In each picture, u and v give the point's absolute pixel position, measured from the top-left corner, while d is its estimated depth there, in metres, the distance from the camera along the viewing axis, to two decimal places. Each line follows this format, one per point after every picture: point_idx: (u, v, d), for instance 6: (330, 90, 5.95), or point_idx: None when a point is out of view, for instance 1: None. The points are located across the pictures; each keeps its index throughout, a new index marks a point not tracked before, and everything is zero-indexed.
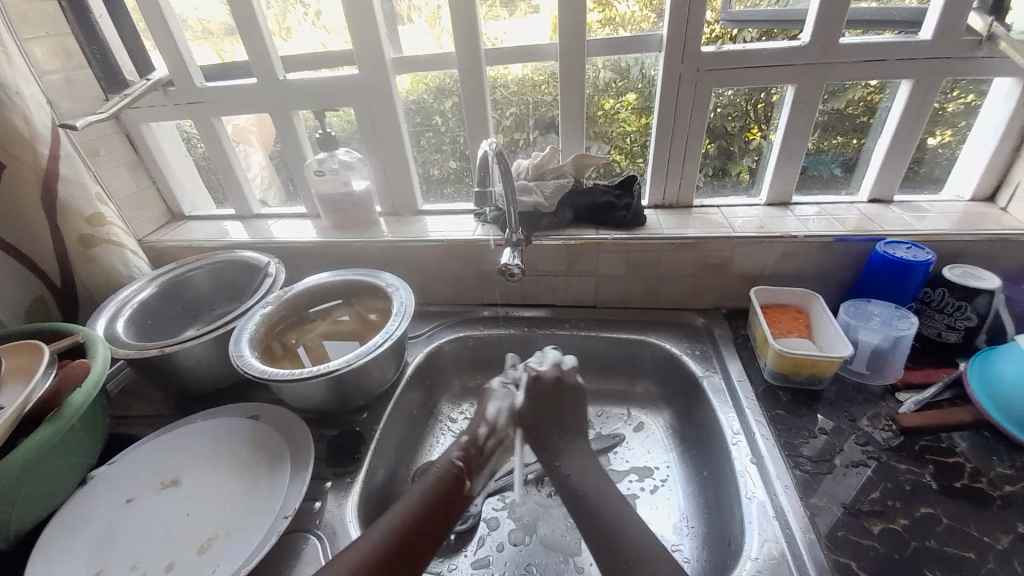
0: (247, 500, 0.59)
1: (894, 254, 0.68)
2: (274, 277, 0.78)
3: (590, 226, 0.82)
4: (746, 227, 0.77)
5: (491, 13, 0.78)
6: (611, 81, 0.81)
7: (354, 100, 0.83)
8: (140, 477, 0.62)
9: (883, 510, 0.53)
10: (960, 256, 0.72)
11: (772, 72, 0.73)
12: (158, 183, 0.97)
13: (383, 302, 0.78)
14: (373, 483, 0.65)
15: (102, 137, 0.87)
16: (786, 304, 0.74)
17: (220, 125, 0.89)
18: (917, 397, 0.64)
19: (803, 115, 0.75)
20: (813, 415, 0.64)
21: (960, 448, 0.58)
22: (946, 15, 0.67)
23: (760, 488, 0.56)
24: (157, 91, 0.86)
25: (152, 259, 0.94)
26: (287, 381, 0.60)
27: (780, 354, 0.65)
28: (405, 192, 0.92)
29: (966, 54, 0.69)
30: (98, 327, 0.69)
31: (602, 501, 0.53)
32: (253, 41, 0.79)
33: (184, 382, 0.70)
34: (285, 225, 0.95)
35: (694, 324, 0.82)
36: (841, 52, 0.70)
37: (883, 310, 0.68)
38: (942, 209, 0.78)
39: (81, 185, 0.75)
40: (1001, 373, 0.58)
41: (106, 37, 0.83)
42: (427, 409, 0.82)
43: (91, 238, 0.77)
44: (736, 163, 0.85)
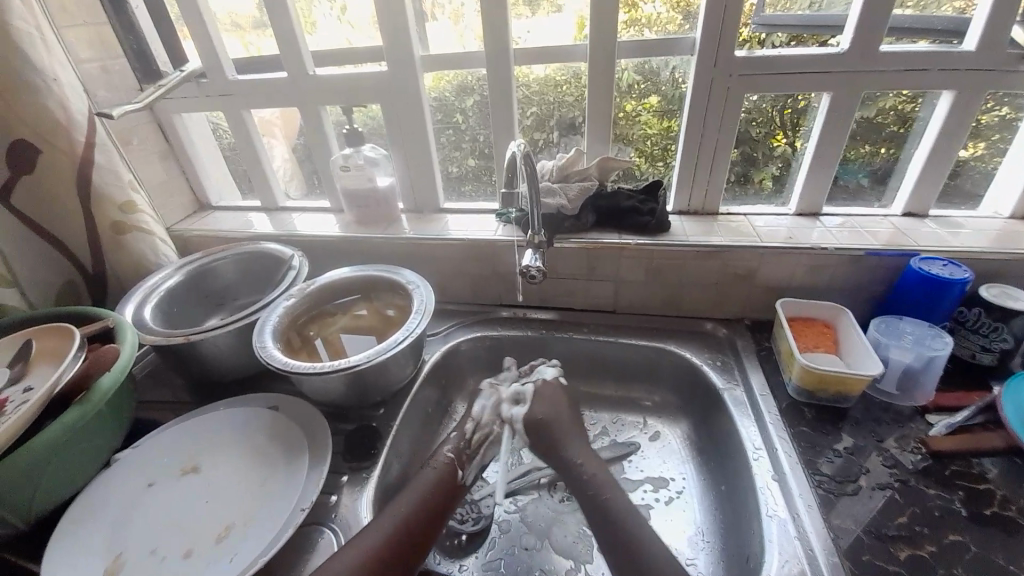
0: (265, 490, 0.60)
1: (929, 271, 0.66)
2: (297, 270, 0.78)
3: (613, 231, 0.81)
4: (773, 238, 0.75)
5: (516, 11, 0.77)
6: (634, 82, 0.80)
7: (379, 96, 0.83)
8: (162, 463, 0.63)
9: (910, 535, 0.51)
10: (997, 275, 0.70)
11: (803, 79, 0.71)
12: (187, 174, 0.99)
13: (402, 299, 0.78)
14: (387, 480, 0.65)
15: (135, 126, 0.88)
16: (812, 318, 0.73)
17: (247, 117, 0.90)
18: (947, 420, 0.62)
19: (834, 124, 0.74)
20: (838, 433, 0.62)
21: (991, 475, 0.56)
22: (991, 24, 0.64)
23: (782, 506, 0.55)
24: (189, 82, 0.87)
25: (178, 248, 0.96)
26: (308, 374, 0.61)
27: (806, 370, 0.64)
28: (426, 190, 0.92)
29: (1010, 67, 0.67)
30: (126, 312, 0.71)
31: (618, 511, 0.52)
32: (283, 35, 0.80)
33: (208, 371, 0.72)
34: (307, 218, 0.96)
35: (715, 334, 0.80)
36: (878, 60, 0.68)
37: (915, 329, 0.66)
38: (978, 226, 0.76)
39: (114, 173, 0.77)
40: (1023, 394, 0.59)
41: (142, 27, 0.85)
42: (442, 407, 0.82)
43: (122, 224, 0.78)
44: (759, 170, 0.84)
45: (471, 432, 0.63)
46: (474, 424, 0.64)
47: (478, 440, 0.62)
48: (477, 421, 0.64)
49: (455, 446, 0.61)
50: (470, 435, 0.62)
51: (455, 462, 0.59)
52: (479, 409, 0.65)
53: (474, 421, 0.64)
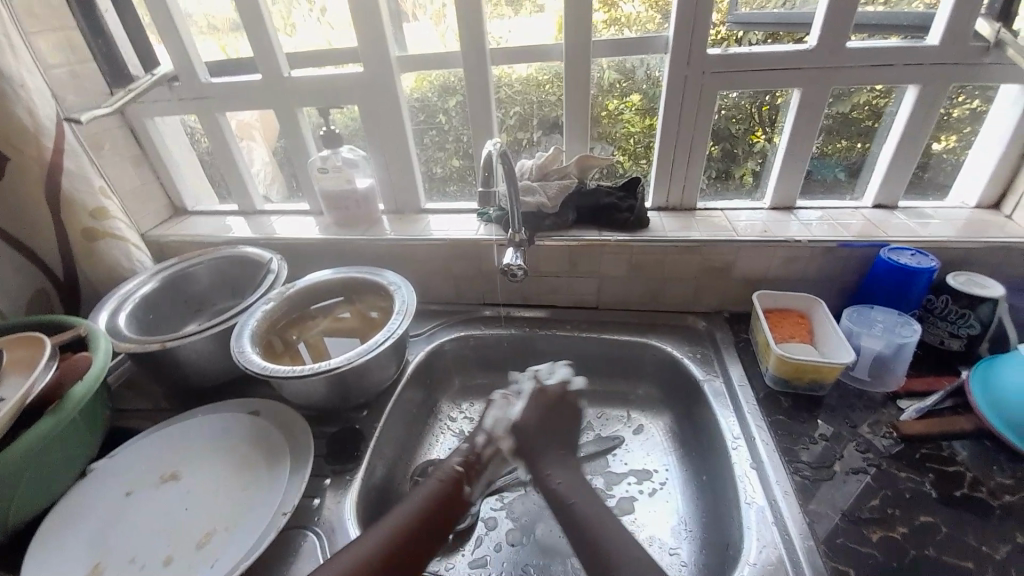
0: (247, 495, 0.59)
1: (898, 261, 0.67)
2: (276, 273, 0.78)
3: (593, 228, 0.82)
4: (749, 231, 0.77)
5: (497, 11, 0.77)
6: (615, 81, 0.80)
7: (357, 98, 0.83)
8: (141, 472, 0.62)
9: (883, 518, 0.53)
10: (963, 263, 0.72)
11: (776, 75, 0.73)
12: (162, 179, 0.97)
13: (384, 300, 0.78)
14: (372, 481, 0.65)
15: (107, 131, 0.87)
16: (788, 309, 0.74)
17: (224, 121, 0.89)
18: (918, 404, 0.64)
19: (809, 119, 0.75)
20: (814, 421, 0.64)
21: (961, 457, 0.58)
22: (953, 21, 0.66)
23: (759, 493, 0.56)
24: (162, 85, 0.86)
25: (155, 253, 0.94)
26: (287, 378, 0.60)
27: (782, 359, 0.65)
28: (407, 191, 0.92)
29: (972, 61, 0.69)
30: (100, 321, 0.69)
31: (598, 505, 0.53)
32: (259, 37, 0.79)
33: (186, 377, 0.70)
34: (287, 221, 0.95)
35: (695, 327, 0.81)
36: (847, 57, 0.70)
37: (886, 317, 0.68)
38: (946, 216, 0.78)
39: (85, 179, 0.75)
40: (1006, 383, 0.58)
41: (111, 29, 0.83)
42: (427, 408, 0.81)
43: (94, 231, 0.77)
44: (740, 166, 0.85)
45: (481, 445, 0.61)
46: (486, 437, 0.62)
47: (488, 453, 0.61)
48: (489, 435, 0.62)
49: (464, 457, 0.60)
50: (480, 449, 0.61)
51: (461, 476, 0.58)
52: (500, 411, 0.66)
53: (487, 434, 0.62)
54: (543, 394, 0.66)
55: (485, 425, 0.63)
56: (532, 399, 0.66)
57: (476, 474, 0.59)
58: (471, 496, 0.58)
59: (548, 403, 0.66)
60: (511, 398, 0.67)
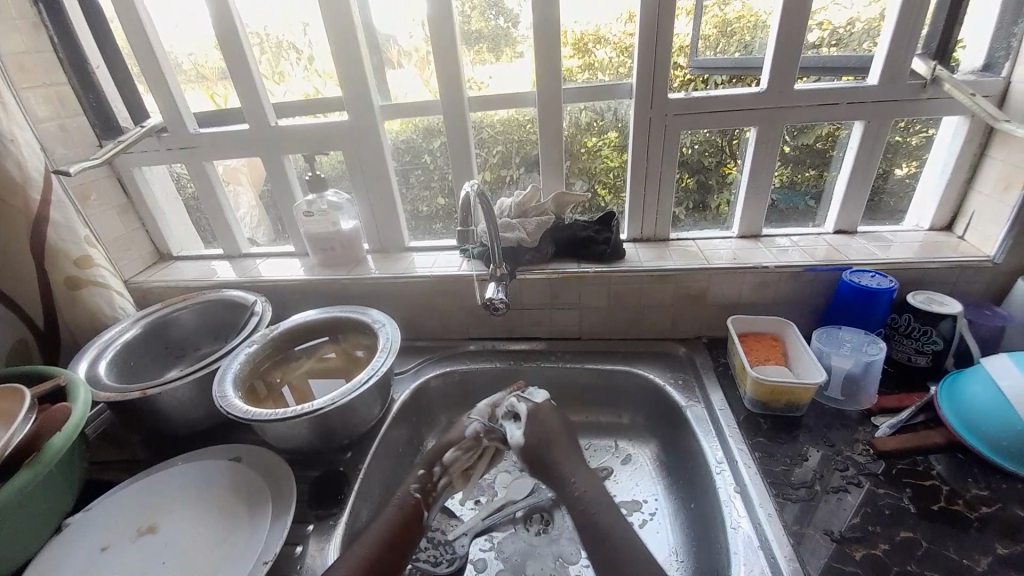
0: (226, 543, 0.58)
1: (859, 283, 0.71)
2: (260, 315, 0.78)
3: (572, 260, 0.84)
4: (721, 259, 0.80)
5: (477, 58, 0.83)
6: (591, 121, 0.85)
7: (343, 144, 0.86)
8: (117, 525, 0.60)
9: (864, 535, 0.53)
10: (923, 283, 0.76)
11: (737, 115, 0.78)
12: (148, 227, 0.99)
13: (370, 339, 0.79)
14: (355, 525, 0.63)
15: (95, 182, 0.88)
16: (762, 332, 0.76)
17: (212, 168, 0.92)
18: (892, 421, 0.66)
19: (769, 152, 0.80)
20: (794, 442, 0.65)
21: (936, 471, 0.59)
22: (891, 64, 0.73)
23: (745, 518, 0.56)
24: (151, 137, 0.89)
25: (137, 300, 0.94)
26: (270, 421, 0.60)
27: (757, 382, 0.67)
28: (393, 231, 0.94)
29: (913, 96, 0.75)
30: (80, 369, 0.69)
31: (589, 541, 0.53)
32: (248, 89, 0.83)
33: (166, 425, 0.69)
34: (273, 263, 0.96)
35: (676, 354, 0.83)
36: (798, 97, 0.76)
37: (854, 337, 0.71)
38: (905, 239, 0.83)
39: (70, 229, 0.76)
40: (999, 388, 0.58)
41: (103, 85, 0.86)
42: (414, 446, 0.81)
43: (76, 280, 0.77)
44: (715, 196, 0.89)
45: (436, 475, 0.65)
46: (441, 467, 0.66)
47: (443, 484, 0.65)
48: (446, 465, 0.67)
49: (421, 483, 0.63)
50: (436, 477, 0.65)
51: (420, 501, 0.61)
52: (449, 457, 0.67)
53: (443, 465, 0.67)
54: (538, 416, 0.69)
55: (442, 458, 0.67)
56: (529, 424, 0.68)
57: (433, 500, 0.63)
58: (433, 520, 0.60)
59: (546, 426, 0.68)
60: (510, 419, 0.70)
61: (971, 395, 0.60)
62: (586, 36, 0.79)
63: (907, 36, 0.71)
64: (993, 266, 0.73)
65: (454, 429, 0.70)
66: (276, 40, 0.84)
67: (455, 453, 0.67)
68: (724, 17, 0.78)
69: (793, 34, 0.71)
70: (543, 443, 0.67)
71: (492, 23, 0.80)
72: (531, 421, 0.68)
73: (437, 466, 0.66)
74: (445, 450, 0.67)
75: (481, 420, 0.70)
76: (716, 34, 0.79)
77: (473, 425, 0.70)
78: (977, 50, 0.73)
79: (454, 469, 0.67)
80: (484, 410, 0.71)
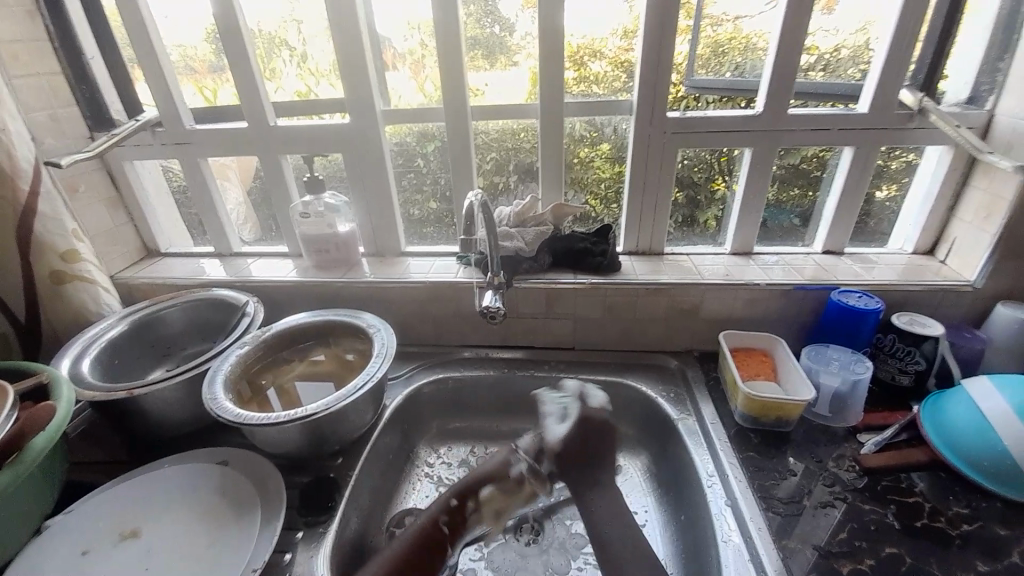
0: (212, 548, 0.56)
1: (847, 302, 0.73)
2: (252, 317, 0.77)
3: (569, 271, 0.85)
4: (713, 275, 0.82)
5: (475, 64, 0.83)
6: (586, 133, 0.86)
7: (340, 146, 0.86)
8: (98, 528, 0.58)
9: (851, 551, 0.55)
10: (906, 305, 0.78)
11: (728, 134, 0.80)
12: (136, 221, 0.96)
13: (363, 343, 0.78)
14: (345, 534, 0.62)
15: (84, 174, 0.87)
16: (752, 348, 0.78)
17: (204, 164, 0.91)
18: (876, 438, 0.68)
19: (757, 171, 0.82)
20: (783, 457, 0.67)
21: (919, 488, 0.61)
22: (877, 93, 0.76)
23: (735, 531, 0.57)
24: (144, 130, 0.87)
25: (123, 296, 0.92)
26: (262, 424, 0.59)
27: (748, 398, 0.69)
28: (387, 235, 0.94)
29: (899, 125, 0.78)
30: (63, 367, 0.67)
31: None
32: (245, 88, 0.82)
33: (152, 426, 0.68)
34: (263, 263, 0.95)
35: (669, 367, 0.84)
36: (789, 120, 0.78)
37: (840, 355, 0.73)
38: (889, 261, 0.85)
39: (59, 222, 0.75)
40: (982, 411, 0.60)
41: (97, 77, 0.85)
42: (403, 453, 0.80)
43: (62, 274, 0.75)
44: (704, 212, 0.91)
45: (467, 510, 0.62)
46: (475, 503, 0.63)
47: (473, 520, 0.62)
48: (478, 501, 0.63)
49: (450, 517, 0.61)
50: (466, 510, 0.62)
51: (446, 539, 0.59)
52: (486, 494, 0.63)
53: (477, 501, 0.63)
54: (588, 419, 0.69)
55: (479, 493, 0.63)
56: (577, 422, 0.68)
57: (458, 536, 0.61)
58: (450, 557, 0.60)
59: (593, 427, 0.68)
60: (555, 419, 0.71)
61: (955, 414, 0.62)
62: (582, 49, 0.80)
63: (890, 67, 0.74)
64: (973, 290, 0.76)
65: (499, 461, 0.66)
66: (272, 37, 0.83)
67: (493, 491, 0.63)
68: (717, 37, 0.80)
69: (786, 60, 0.74)
70: (586, 447, 0.67)
71: (489, 31, 0.81)
72: (579, 422, 0.68)
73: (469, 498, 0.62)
74: (483, 487, 0.63)
75: (529, 460, 0.66)
76: (709, 53, 0.81)
77: (519, 467, 0.66)
78: (962, 82, 0.77)
79: (485, 505, 0.64)
80: (530, 446, 0.68)
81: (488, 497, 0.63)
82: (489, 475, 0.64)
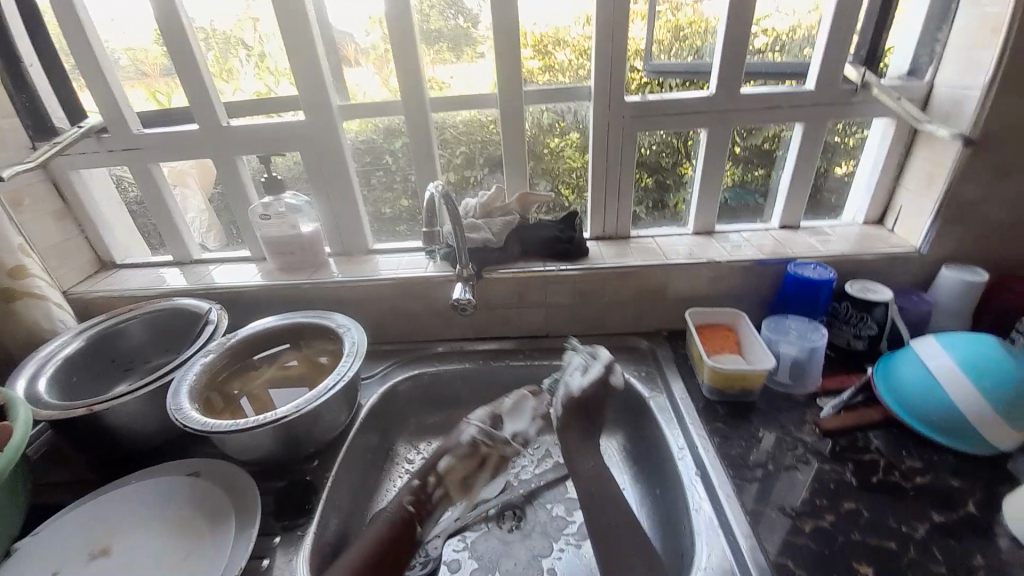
0: (187, 562, 0.55)
1: (802, 274, 0.76)
2: (216, 324, 0.75)
3: (537, 259, 0.86)
4: (678, 255, 0.84)
5: (439, 58, 0.82)
6: (553, 122, 0.87)
7: (301, 146, 0.84)
8: (65, 549, 0.56)
9: (814, 509, 0.57)
10: (860, 273, 0.82)
11: (689, 117, 0.82)
12: (88, 233, 0.92)
13: (334, 344, 0.78)
14: (325, 535, 0.62)
15: (28, 186, 0.82)
16: (717, 324, 0.80)
17: (157, 171, 0.87)
18: (834, 402, 0.71)
19: (716, 152, 0.84)
20: (750, 426, 0.69)
21: (875, 446, 0.65)
22: (825, 70, 0.78)
23: (706, 500, 0.59)
24: (89, 137, 0.83)
25: (78, 311, 0.88)
26: (230, 432, 0.58)
27: (714, 371, 0.71)
28: (354, 234, 0.93)
29: (846, 100, 0.80)
30: (17, 388, 0.64)
31: None
32: (197, 89, 0.80)
33: (116, 442, 0.66)
34: (227, 269, 0.93)
35: (640, 348, 0.86)
36: (744, 101, 0.80)
37: (799, 325, 0.76)
38: (843, 232, 0.89)
39: (2, 237, 0.71)
40: (928, 367, 0.63)
41: (36, 83, 0.81)
42: (383, 451, 0.80)
43: (11, 291, 0.72)
44: (673, 196, 0.93)
45: (431, 485, 0.63)
46: (436, 477, 0.64)
47: (436, 497, 0.63)
48: (439, 475, 0.64)
49: (413, 496, 0.62)
50: (431, 487, 0.63)
51: (414, 516, 0.60)
52: (444, 465, 0.65)
53: (437, 475, 0.64)
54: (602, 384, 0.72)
55: (437, 467, 0.65)
56: (597, 380, 0.72)
57: (427, 514, 0.62)
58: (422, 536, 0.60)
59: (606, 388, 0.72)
60: (575, 374, 0.74)
61: (904, 370, 0.66)
62: (546, 38, 0.80)
63: (837, 45, 0.76)
64: (919, 256, 0.80)
65: (450, 436, 0.68)
66: (225, 36, 0.81)
67: (450, 461, 0.65)
68: (677, 22, 0.81)
69: (739, 42, 0.76)
70: (594, 406, 0.71)
71: (451, 23, 0.80)
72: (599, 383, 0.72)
73: (431, 473, 0.64)
74: (439, 459, 0.65)
75: (480, 425, 0.69)
76: (669, 38, 0.82)
77: (471, 432, 0.68)
78: (903, 57, 0.81)
79: (448, 479, 0.65)
80: (484, 417, 0.71)
81: (449, 470, 0.65)
82: (449, 445, 0.67)
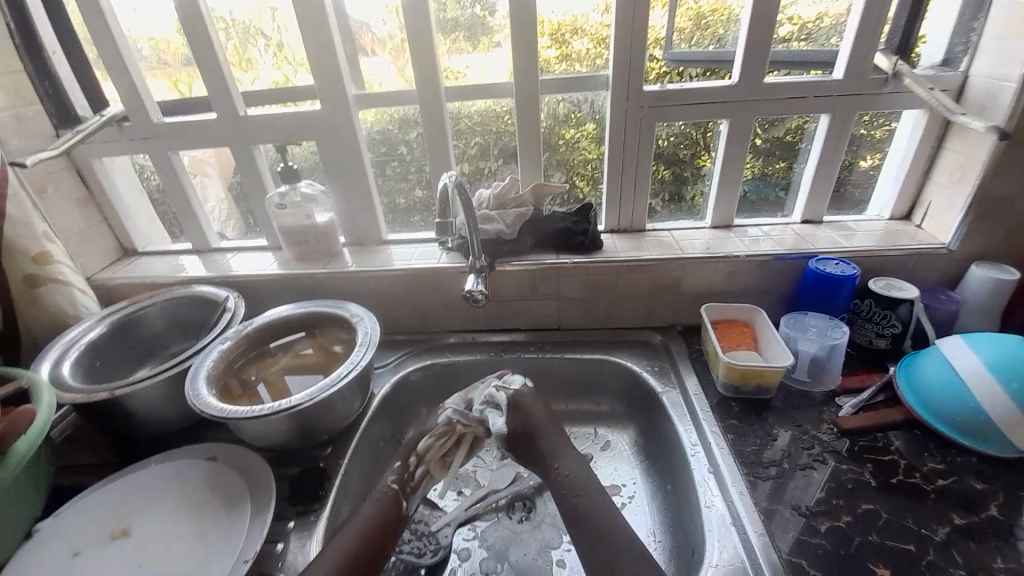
0: (205, 542, 0.57)
1: (824, 270, 0.74)
2: (233, 312, 0.76)
3: (551, 251, 0.85)
4: (695, 249, 0.82)
5: (455, 47, 0.82)
6: (569, 113, 0.85)
7: (316, 135, 0.84)
8: (89, 528, 0.58)
9: (829, 509, 0.56)
10: (883, 270, 0.79)
11: (710, 108, 0.80)
12: (110, 220, 0.94)
13: (347, 333, 0.78)
14: (338, 520, 0.63)
15: (52, 174, 0.84)
16: (733, 319, 0.79)
17: (176, 160, 0.88)
18: (854, 401, 0.69)
19: (736, 144, 0.82)
20: (764, 423, 0.68)
21: (895, 446, 0.63)
22: (853, 59, 0.75)
23: (718, 497, 0.59)
24: (111, 126, 0.85)
25: (101, 297, 0.90)
26: (245, 418, 0.59)
27: (729, 368, 0.70)
28: (369, 224, 0.93)
29: (875, 90, 0.77)
30: (42, 371, 0.66)
31: (583, 523, 0.55)
32: (214, 79, 0.80)
33: (137, 425, 0.68)
34: (243, 258, 0.94)
35: (653, 342, 0.85)
36: (767, 90, 0.78)
37: (818, 322, 0.74)
38: (867, 228, 0.86)
39: (27, 223, 0.73)
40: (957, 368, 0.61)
41: (59, 72, 0.82)
42: (394, 440, 0.81)
43: (36, 277, 0.74)
44: (690, 188, 0.91)
45: (414, 466, 0.64)
46: (416, 457, 0.65)
47: (419, 475, 0.63)
48: (421, 454, 0.65)
49: (397, 475, 0.62)
50: (413, 467, 0.64)
51: (398, 493, 0.60)
52: (422, 445, 0.65)
53: (419, 455, 0.65)
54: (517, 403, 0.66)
55: (416, 446, 0.65)
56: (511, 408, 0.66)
57: (411, 490, 0.62)
58: (409, 512, 0.60)
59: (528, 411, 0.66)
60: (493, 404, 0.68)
61: (931, 371, 0.64)
62: (563, 26, 0.79)
63: (868, 32, 0.73)
64: (947, 253, 0.78)
65: (429, 420, 0.69)
66: (243, 25, 0.81)
67: (429, 441, 0.65)
68: (699, 9, 0.79)
69: (764, 30, 0.73)
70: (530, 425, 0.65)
71: (468, 12, 0.79)
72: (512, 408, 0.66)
73: (412, 453, 0.65)
74: (419, 439, 0.66)
75: (456, 406, 0.68)
76: (690, 26, 0.80)
77: (447, 412, 0.68)
78: (936, 46, 0.77)
79: (429, 458, 0.65)
80: (460, 400, 0.70)
81: (433, 449, 0.65)
82: (427, 428, 0.68)
